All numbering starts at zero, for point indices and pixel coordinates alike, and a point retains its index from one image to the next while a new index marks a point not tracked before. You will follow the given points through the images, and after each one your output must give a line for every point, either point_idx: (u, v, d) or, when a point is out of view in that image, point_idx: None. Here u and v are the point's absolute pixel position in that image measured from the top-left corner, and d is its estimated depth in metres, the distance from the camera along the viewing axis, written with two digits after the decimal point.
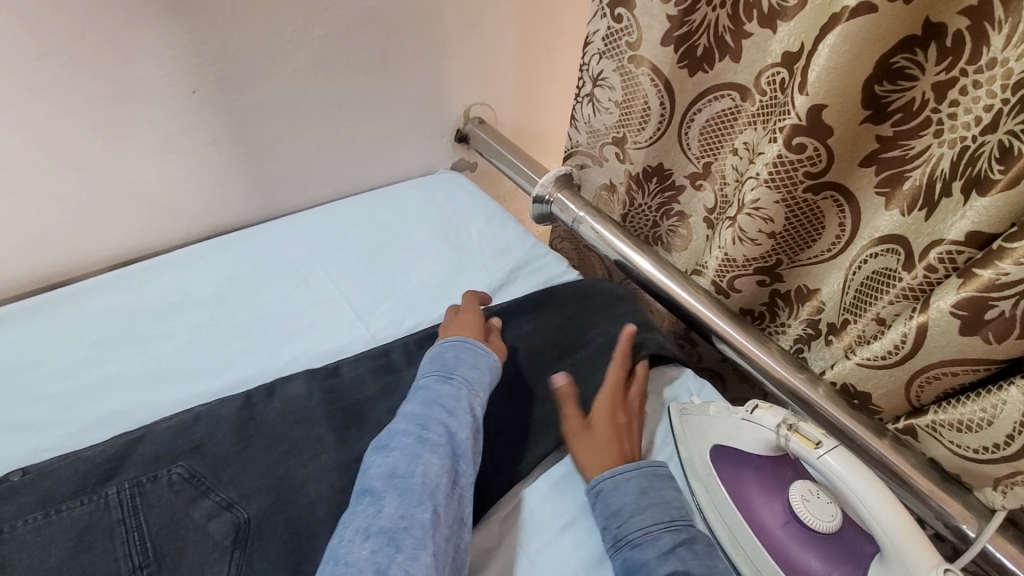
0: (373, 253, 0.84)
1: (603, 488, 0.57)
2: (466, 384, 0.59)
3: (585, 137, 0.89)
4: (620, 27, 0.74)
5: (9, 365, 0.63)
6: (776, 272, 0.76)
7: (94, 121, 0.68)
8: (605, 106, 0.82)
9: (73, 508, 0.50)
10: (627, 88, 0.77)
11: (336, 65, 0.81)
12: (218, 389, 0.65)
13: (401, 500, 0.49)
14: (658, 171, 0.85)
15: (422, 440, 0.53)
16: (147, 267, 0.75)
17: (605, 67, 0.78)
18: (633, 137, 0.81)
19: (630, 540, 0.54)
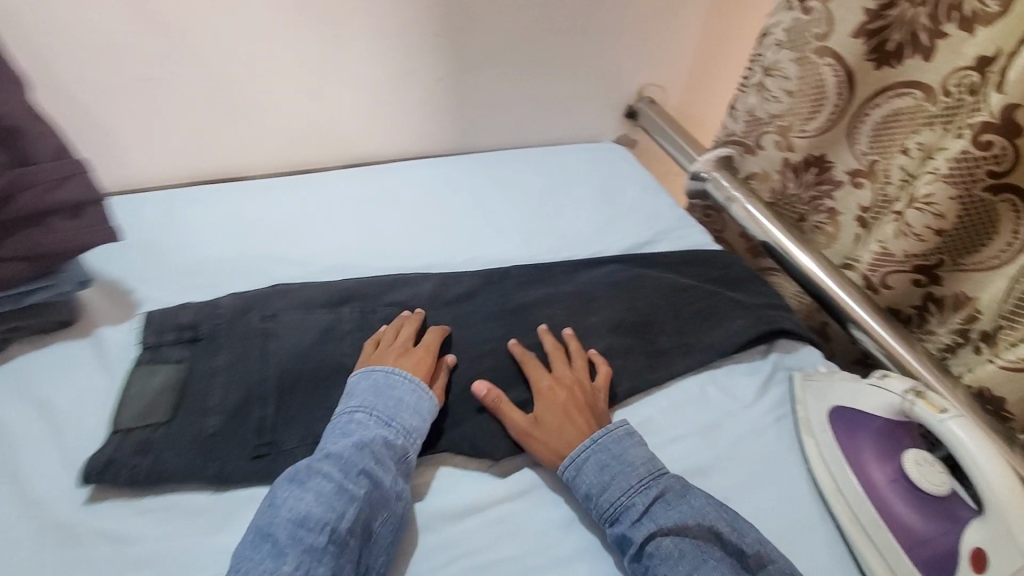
0: (542, 195, 0.98)
1: (569, 478, 0.59)
2: (404, 433, 0.58)
3: (742, 125, 0.95)
4: (808, 19, 0.81)
5: (273, 216, 0.83)
6: (935, 272, 0.77)
7: (365, 50, 0.87)
8: (774, 94, 0.88)
9: (322, 314, 0.69)
10: (806, 76, 0.83)
11: (544, 29, 0.96)
12: (414, 267, 0.80)
13: (305, 554, 0.47)
14: (819, 162, 0.88)
15: (340, 488, 0.52)
16: (372, 170, 0.95)
17: (783, 57, 0.85)
18: (800, 125, 0.86)
19: (606, 515, 0.57)
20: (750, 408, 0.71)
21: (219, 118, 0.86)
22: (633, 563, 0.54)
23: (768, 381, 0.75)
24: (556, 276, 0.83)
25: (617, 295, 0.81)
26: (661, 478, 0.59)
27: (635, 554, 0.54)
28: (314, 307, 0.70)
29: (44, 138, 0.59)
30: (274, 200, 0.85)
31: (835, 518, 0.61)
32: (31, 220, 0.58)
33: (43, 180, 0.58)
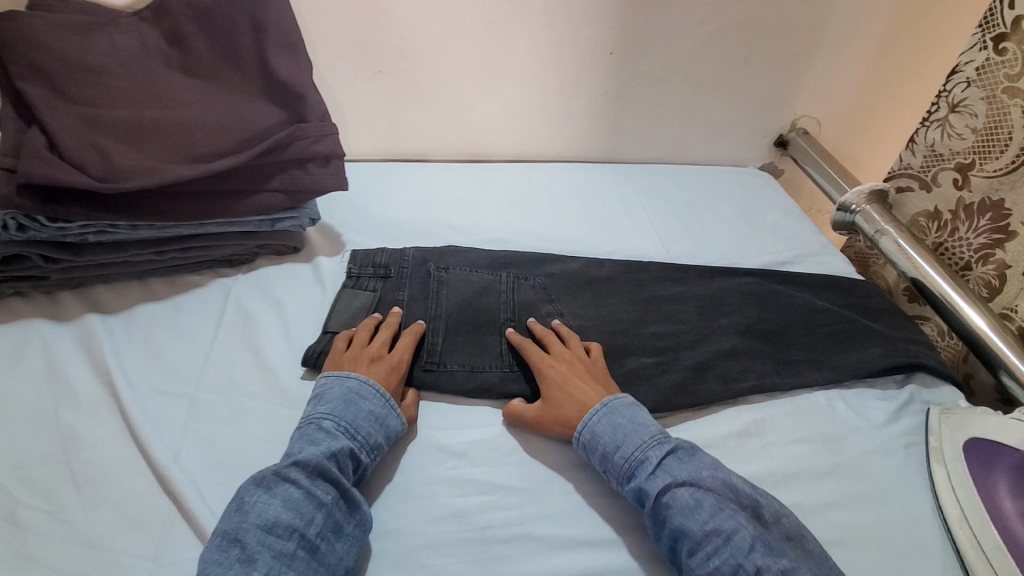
0: (682, 207, 1.04)
1: (584, 439, 0.63)
2: (367, 445, 0.59)
3: (920, 160, 0.96)
4: (1001, 59, 0.81)
5: (450, 195, 0.99)
6: None
7: (549, 62, 0.99)
8: (958, 131, 0.89)
9: (485, 273, 0.81)
10: (994, 115, 0.83)
11: (710, 55, 1.03)
12: (564, 249, 0.91)
13: (274, 560, 0.48)
14: (996, 208, 0.85)
15: (308, 496, 0.53)
16: (531, 168, 1.07)
17: (972, 95, 0.86)
18: (983, 164, 0.86)
19: (621, 472, 0.60)
20: (882, 431, 0.72)
21: (415, 105, 1.01)
22: (650, 513, 0.56)
23: (907, 406, 0.75)
24: (691, 276, 0.88)
25: (748, 302, 0.85)
26: (667, 440, 0.62)
27: (651, 504, 0.56)
28: (478, 267, 0.82)
29: (317, 105, 0.78)
30: (455, 182, 1.01)
31: (955, 543, 0.62)
32: (296, 163, 0.77)
33: (310, 135, 0.76)
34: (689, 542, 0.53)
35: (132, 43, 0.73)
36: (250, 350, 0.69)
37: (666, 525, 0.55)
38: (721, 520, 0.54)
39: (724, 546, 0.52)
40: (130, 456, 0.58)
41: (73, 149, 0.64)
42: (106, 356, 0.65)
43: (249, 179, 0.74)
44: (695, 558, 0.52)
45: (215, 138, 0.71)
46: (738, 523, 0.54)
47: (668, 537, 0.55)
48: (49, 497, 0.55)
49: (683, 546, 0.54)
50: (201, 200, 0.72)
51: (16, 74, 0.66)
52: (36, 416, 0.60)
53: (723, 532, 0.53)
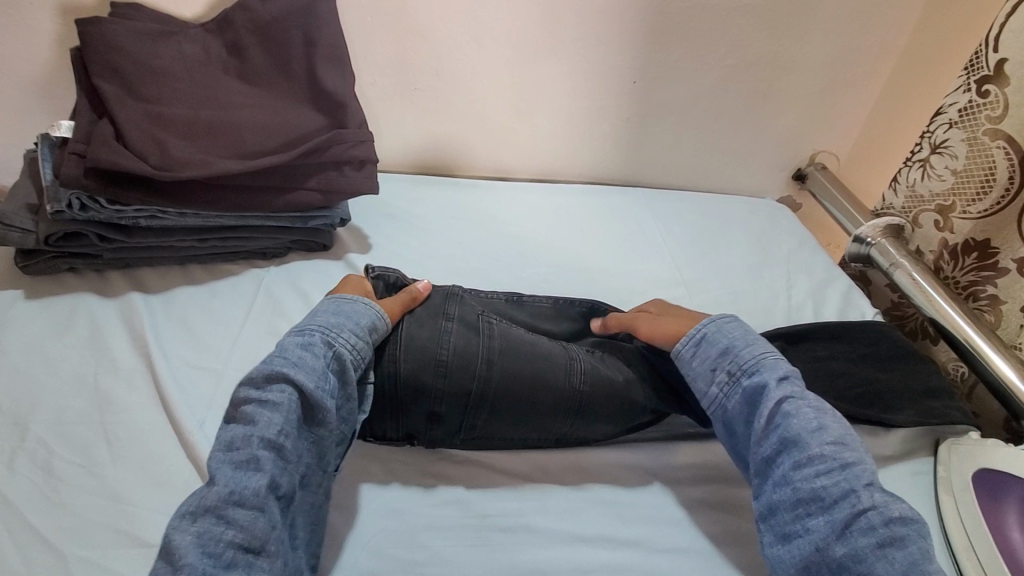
0: (698, 233, 1.07)
1: (709, 333, 0.67)
2: (321, 334, 0.58)
3: (903, 200, 1.01)
4: (983, 102, 0.85)
5: (475, 210, 1.04)
6: None
7: (575, 86, 1.04)
8: (938, 172, 0.93)
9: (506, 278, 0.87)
10: (974, 157, 0.87)
11: (732, 87, 1.08)
12: (579, 266, 0.95)
13: (234, 472, 0.49)
14: (982, 248, 0.89)
15: (259, 401, 0.53)
16: (553, 188, 1.12)
17: (953, 136, 0.90)
18: (964, 206, 0.90)
19: (744, 371, 0.63)
20: (887, 458, 0.72)
21: (447, 120, 1.07)
22: (766, 415, 0.59)
23: (918, 437, 0.74)
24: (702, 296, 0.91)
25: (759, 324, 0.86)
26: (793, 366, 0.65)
27: (770, 406, 0.59)
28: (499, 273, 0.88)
29: (357, 114, 0.84)
30: (480, 197, 1.06)
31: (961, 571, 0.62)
32: (334, 165, 0.83)
33: (348, 140, 0.82)
34: (801, 456, 0.56)
35: (196, 50, 0.81)
36: (276, 335, 0.73)
37: (780, 431, 0.58)
38: (841, 449, 0.55)
39: (839, 470, 0.54)
40: (157, 421, 0.62)
41: (136, 139, 0.71)
42: (144, 329, 0.70)
43: (290, 176, 0.80)
44: (801, 472, 0.55)
45: (262, 137, 0.77)
46: (856, 457, 0.56)
47: (776, 443, 0.58)
48: (81, 452, 0.59)
49: (789, 457, 0.56)
50: (245, 194, 0.78)
51: (95, 71, 0.74)
52: (77, 379, 0.65)
53: (842, 460, 0.55)
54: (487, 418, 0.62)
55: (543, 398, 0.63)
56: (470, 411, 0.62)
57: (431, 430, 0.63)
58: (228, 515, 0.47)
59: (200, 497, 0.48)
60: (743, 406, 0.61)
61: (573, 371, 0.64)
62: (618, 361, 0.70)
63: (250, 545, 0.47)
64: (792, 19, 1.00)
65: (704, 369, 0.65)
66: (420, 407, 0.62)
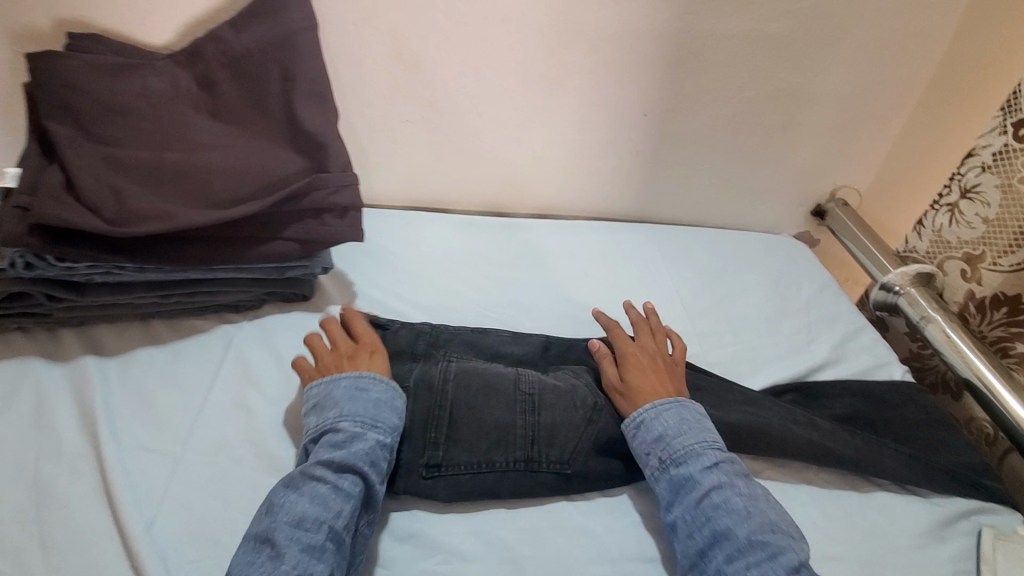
0: (712, 277, 0.99)
1: (647, 418, 0.64)
2: (388, 433, 0.60)
3: (927, 245, 0.93)
4: (1018, 147, 0.78)
5: (471, 251, 0.96)
6: None
7: (580, 119, 0.97)
8: (967, 220, 0.86)
9: (504, 333, 0.80)
10: (1007, 207, 0.80)
11: (749, 120, 1.00)
12: (583, 318, 0.88)
13: (303, 556, 0.51)
14: (1012, 302, 0.81)
15: (333, 490, 0.55)
16: (559, 225, 1.04)
17: (985, 182, 0.83)
18: (993, 257, 0.83)
19: (671, 458, 0.61)
20: (926, 556, 0.62)
21: (444, 154, 0.99)
22: (696, 507, 0.58)
23: (959, 529, 0.66)
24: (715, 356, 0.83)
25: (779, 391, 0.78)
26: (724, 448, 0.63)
27: (700, 498, 0.58)
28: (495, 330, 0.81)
29: (339, 155, 0.76)
30: (474, 237, 0.99)
31: None
32: (314, 213, 0.75)
33: (329, 185, 0.74)
34: (732, 549, 0.54)
35: (164, 85, 0.74)
36: (241, 407, 0.66)
37: (710, 523, 0.56)
38: (769, 537, 0.54)
39: (766, 559, 0.53)
40: (101, 520, 0.55)
41: (90, 188, 0.63)
42: (94, 404, 0.63)
43: (266, 226, 0.73)
44: (733, 564, 0.53)
45: (234, 184, 0.70)
46: (783, 542, 0.55)
47: (705, 536, 0.56)
48: (12, 561, 0.52)
49: (721, 551, 0.55)
50: (213, 246, 0.70)
51: (45, 112, 0.67)
52: (15, 464, 0.58)
53: (767, 547, 0.54)
54: (450, 432, 0.64)
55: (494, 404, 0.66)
56: (432, 422, 0.64)
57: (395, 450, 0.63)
58: None
59: (268, 574, 0.49)
60: (670, 496, 0.60)
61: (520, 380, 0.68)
62: (568, 372, 0.72)
63: None
64: (814, 50, 0.93)
65: (640, 452, 0.63)
66: None
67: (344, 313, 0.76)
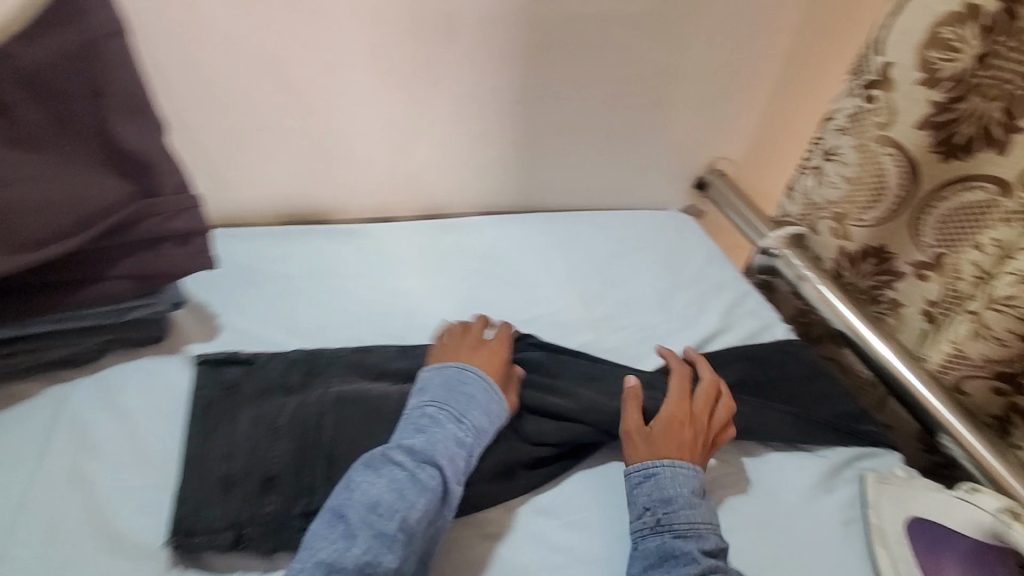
0: (605, 260, 0.99)
1: (661, 474, 0.61)
2: (472, 433, 0.60)
3: (799, 208, 0.96)
4: (870, 107, 0.81)
5: (351, 261, 0.90)
6: (1020, 383, 0.70)
7: (451, 113, 0.93)
8: (831, 180, 0.89)
9: (391, 348, 0.74)
10: (864, 165, 0.83)
11: (622, 102, 1.00)
12: (476, 319, 0.84)
13: (372, 543, 0.50)
14: (878, 253, 0.87)
15: (410, 479, 0.54)
16: (446, 224, 0.99)
17: (844, 143, 0.86)
18: (857, 214, 0.86)
19: (675, 530, 0.58)
20: (818, 509, 0.65)
21: (309, 160, 0.92)
22: None
23: (845, 478, 0.69)
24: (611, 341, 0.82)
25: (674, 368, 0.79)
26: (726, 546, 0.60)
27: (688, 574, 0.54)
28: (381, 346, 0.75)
29: (170, 174, 0.67)
30: (355, 246, 0.92)
31: None
32: (149, 244, 0.67)
33: (163, 212, 0.66)
34: None
35: None
36: (76, 482, 0.58)
37: None
38: None
39: None
40: None
41: None
42: None
43: (89, 267, 0.64)
44: None
45: (37, 221, 0.59)
46: None
47: None
48: None
49: None
50: (20, 297, 0.61)
51: None
52: None
53: None
54: (331, 470, 0.58)
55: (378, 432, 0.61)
56: (308, 463, 0.58)
57: (266, 501, 0.56)
58: None
59: (338, 553, 0.49)
60: (654, 559, 0.56)
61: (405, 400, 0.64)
62: None
63: None
64: (676, 27, 0.94)
65: (641, 504, 0.60)
66: (253, 474, 0.57)
67: (199, 355, 0.68)
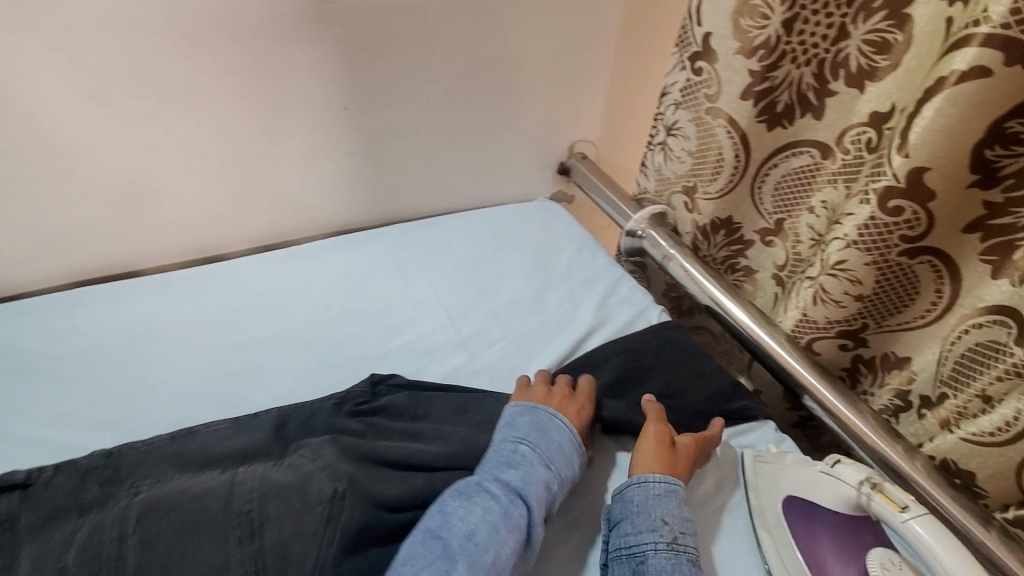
0: (471, 266, 0.91)
1: (679, 495, 0.58)
2: (558, 478, 0.59)
3: (653, 184, 0.95)
4: (699, 79, 0.80)
5: (169, 316, 0.76)
6: (861, 336, 0.73)
7: (260, 129, 0.81)
8: (677, 155, 0.88)
9: (221, 422, 0.63)
10: (702, 138, 0.83)
11: (460, 96, 0.92)
12: (328, 363, 0.74)
13: (470, 574, 0.48)
14: (727, 224, 0.87)
15: (506, 514, 0.53)
16: (286, 254, 0.87)
17: (681, 117, 0.85)
18: (704, 187, 0.86)
19: (689, 553, 0.54)
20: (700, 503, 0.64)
21: (102, 200, 0.78)
22: None
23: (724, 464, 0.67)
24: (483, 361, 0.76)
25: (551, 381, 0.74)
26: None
27: None
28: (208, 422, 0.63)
29: None
30: (172, 302, 0.77)
31: None
32: None
33: None
34: None
35: None
36: None
37: None
38: None
39: None
40: None
41: None
42: None
43: None
44: None
45: None
46: None
47: None
48: None
49: None
50: None
51: None
52: None
53: None
54: None
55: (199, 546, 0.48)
56: None
57: None
58: None
59: None
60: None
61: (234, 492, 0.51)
62: (304, 456, 0.57)
63: None
64: (501, 11, 0.87)
65: (659, 517, 0.56)
66: None
67: None
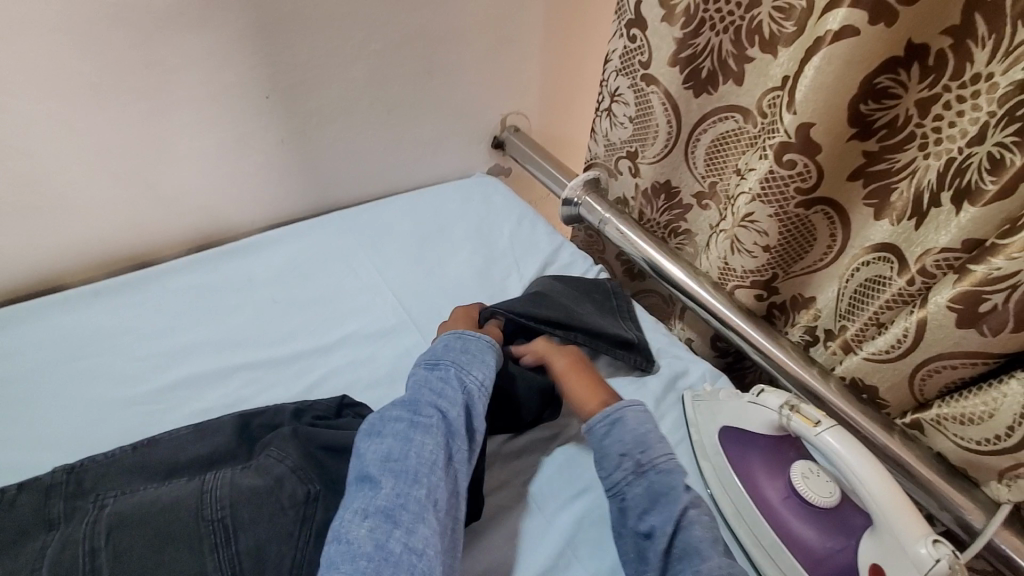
0: (415, 247, 0.92)
1: (618, 418, 0.65)
2: (455, 366, 0.64)
3: (603, 150, 0.97)
4: (635, 46, 0.83)
5: (111, 326, 0.74)
6: (774, 285, 0.81)
7: (181, 124, 0.79)
8: (621, 120, 0.91)
9: (181, 427, 0.63)
10: (640, 104, 0.86)
11: (389, 76, 0.92)
12: (286, 355, 0.75)
13: (396, 481, 0.54)
14: (666, 188, 0.92)
15: (414, 424, 0.58)
16: (224, 252, 0.85)
17: (621, 85, 0.87)
18: (644, 153, 0.90)
19: (657, 466, 0.62)
20: None
21: (12, 211, 0.74)
22: (673, 516, 0.58)
23: (669, 409, 0.74)
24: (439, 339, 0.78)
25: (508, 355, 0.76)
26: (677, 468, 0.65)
27: (680, 509, 0.59)
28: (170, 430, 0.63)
29: None
30: (111, 314, 0.75)
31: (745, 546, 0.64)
32: None
33: None
34: (701, 564, 0.55)
35: None
36: None
37: (686, 535, 0.57)
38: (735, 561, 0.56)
39: None
40: None
41: None
42: None
43: None
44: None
45: None
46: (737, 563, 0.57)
47: (680, 545, 0.57)
48: None
49: (689, 564, 0.55)
50: None
51: None
52: None
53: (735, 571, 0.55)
54: None
55: (172, 554, 0.49)
56: None
57: None
58: (394, 520, 0.52)
59: (371, 499, 0.53)
60: (646, 500, 0.60)
61: (205, 503, 0.52)
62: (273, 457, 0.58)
63: (417, 550, 0.50)
64: None
65: (615, 452, 0.63)
66: None
67: None
